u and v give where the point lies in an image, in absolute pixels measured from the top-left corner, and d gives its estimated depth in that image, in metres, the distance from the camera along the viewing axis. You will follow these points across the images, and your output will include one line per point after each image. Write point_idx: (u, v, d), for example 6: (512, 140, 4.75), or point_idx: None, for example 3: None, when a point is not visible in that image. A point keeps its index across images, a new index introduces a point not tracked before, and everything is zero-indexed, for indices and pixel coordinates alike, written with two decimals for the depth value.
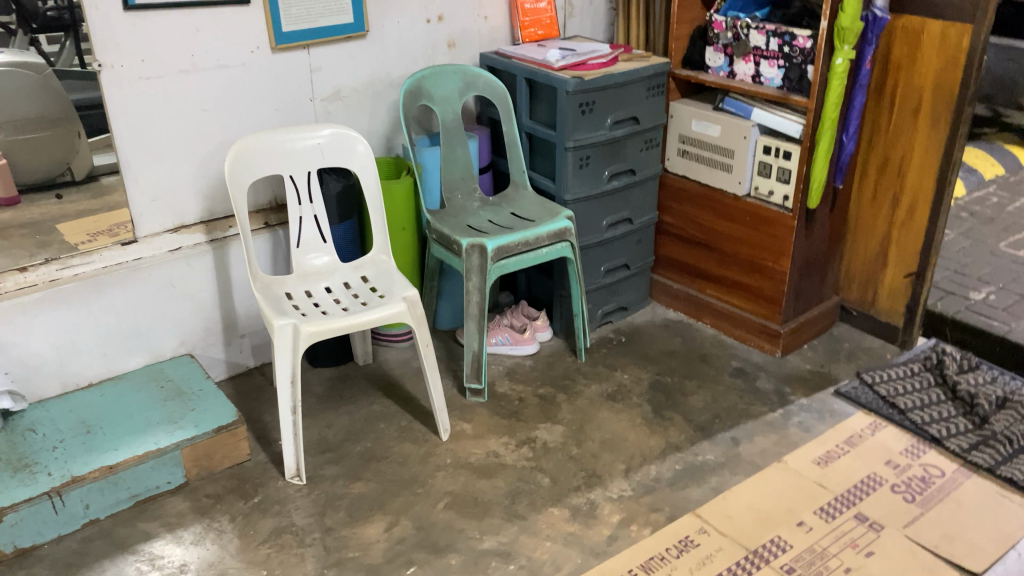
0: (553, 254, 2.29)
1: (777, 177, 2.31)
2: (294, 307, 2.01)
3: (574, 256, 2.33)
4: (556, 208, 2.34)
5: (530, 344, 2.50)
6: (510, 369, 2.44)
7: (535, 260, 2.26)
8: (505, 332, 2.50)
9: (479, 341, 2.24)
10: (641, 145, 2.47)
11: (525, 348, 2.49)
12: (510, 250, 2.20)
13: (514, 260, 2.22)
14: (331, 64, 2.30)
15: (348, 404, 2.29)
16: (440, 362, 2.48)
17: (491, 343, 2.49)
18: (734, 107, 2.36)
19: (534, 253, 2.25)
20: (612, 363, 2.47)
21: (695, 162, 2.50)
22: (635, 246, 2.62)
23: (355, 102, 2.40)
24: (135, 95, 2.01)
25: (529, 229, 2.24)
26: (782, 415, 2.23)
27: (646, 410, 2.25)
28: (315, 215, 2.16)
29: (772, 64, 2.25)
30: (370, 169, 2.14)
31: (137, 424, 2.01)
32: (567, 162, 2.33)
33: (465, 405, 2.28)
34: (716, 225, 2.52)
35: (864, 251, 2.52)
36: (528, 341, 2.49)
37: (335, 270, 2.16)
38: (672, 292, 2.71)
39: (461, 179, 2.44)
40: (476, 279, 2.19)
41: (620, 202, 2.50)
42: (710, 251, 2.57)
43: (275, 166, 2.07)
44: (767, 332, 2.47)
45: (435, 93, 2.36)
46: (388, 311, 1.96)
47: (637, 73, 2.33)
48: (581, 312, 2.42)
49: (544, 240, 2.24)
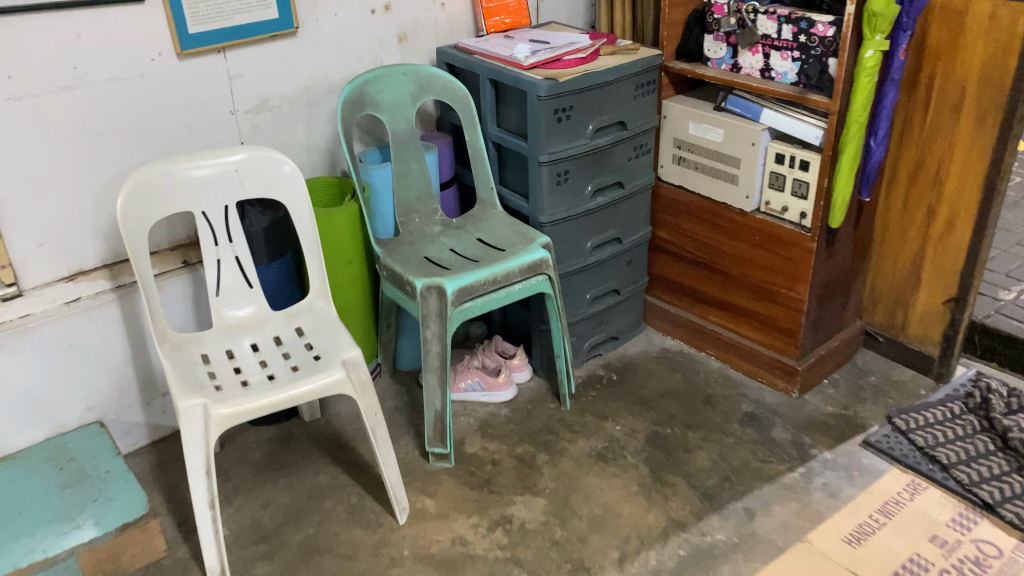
0: (528, 291, 1.91)
1: (792, 191, 1.94)
2: (210, 378, 1.65)
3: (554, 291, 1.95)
4: (530, 233, 1.97)
5: (506, 389, 2.14)
6: (483, 422, 2.08)
7: (505, 299, 1.88)
8: (478, 374, 2.13)
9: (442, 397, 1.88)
10: (630, 152, 2.09)
11: (501, 394, 2.13)
12: (475, 290, 1.82)
13: (481, 302, 1.84)
14: (254, 69, 1.91)
15: (290, 474, 1.94)
16: (400, 414, 2.12)
17: (459, 389, 2.13)
18: (739, 107, 1.98)
19: (504, 291, 1.87)
20: (601, 409, 2.10)
21: (693, 170, 2.12)
22: (625, 268, 2.24)
23: (288, 112, 2.01)
24: (1, 122, 1.63)
25: (496, 263, 1.86)
26: (803, 475, 1.89)
27: (643, 474, 1.90)
28: (236, 256, 1.79)
29: (785, 56, 1.87)
30: (298, 198, 1.77)
31: (24, 524, 1.64)
32: (542, 179, 1.95)
33: (427, 472, 1.92)
34: (720, 243, 2.14)
35: (892, 269, 2.16)
36: (504, 383, 2.13)
37: (263, 323, 1.80)
38: (670, 318, 2.35)
39: (417, 199, 2.06)
40: (434, 328, 1.82)
41: (606, 221, 2.12)
42: (712, 273, 2.20)
43: (182, 202, 1.69)
44: (781, 368, 2.12)
45: (381, 99, 1.97)
46: (321, 382, 1.61)
47: (621, 69, 1.94)
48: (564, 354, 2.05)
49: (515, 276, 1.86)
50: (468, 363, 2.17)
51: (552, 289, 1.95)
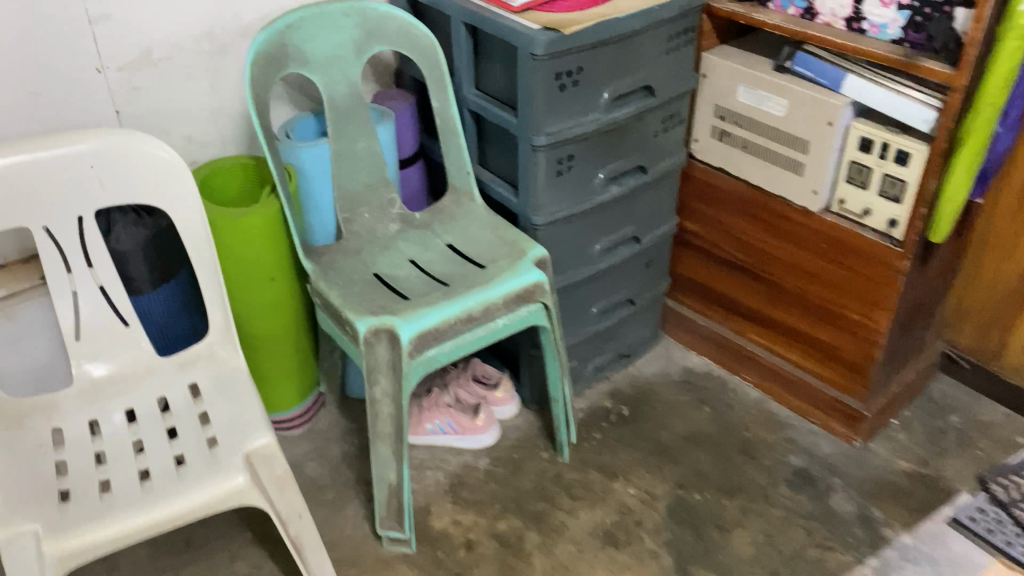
0: (514, 328, 1.39)
1: (879, 190, 1.41)
2: (58, 475, 1.15)
3: (549, 325, 1.43)
4: (519, 243, 1.44)
5: (489, 433, 1.66)
6: (455, 481, 1.60)
7: (484, 341, 1.36)
8: (452, 413, 1.64)
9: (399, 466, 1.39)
10: (655, 125, 1.54)
11: (482, 440, 1.65)
12: (440, 335, 1.30)
13: (449, 348, 1.32)
14: (128, 7, 1.33)
15: (197, 561, 1.46)
16: (348, 464, 1.64)
17: (424, 432, 1.64)
18: (811, 68, 1.43)
19: (481, 331, 1.35)
20: (609, 462, 1.62)
21: (739, 150, 1.58)
22: (642, 273, 1.72)
23: (183, 67, 1.44)
24: None
25: (470, 293, 1.33)
26: (876, 570, 1.43)
27: (666, 568, 1.43)
28: (102, 286, 1.26)
29: (887, 2, 1.31)
30: (190, 203, 1.24)
31: None
32: (536, 168, 1.42)
33: (379, 561, 1.45)
34: (770, 246, 1.63)
35: (992, 282, 1.65)
36: (486, 426, 1.65)
37: (143, 379, 1.29)
38: (696, 330, 1.85)
39: (366, 189, 1.52)
40: (385, 383, 1.31)
41: (622, 217, 1.59)
42: (756, 282, 1.69)
43: (9, 217, 1.16)
44: (843, 411, 1.64)
45: (312, 53, 1.40)
46: (213, 491, 1.12)
47: (648, 14, 1.38)
48: (561, 398, 1.55)
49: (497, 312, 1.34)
50: (435, 398, 1.67)
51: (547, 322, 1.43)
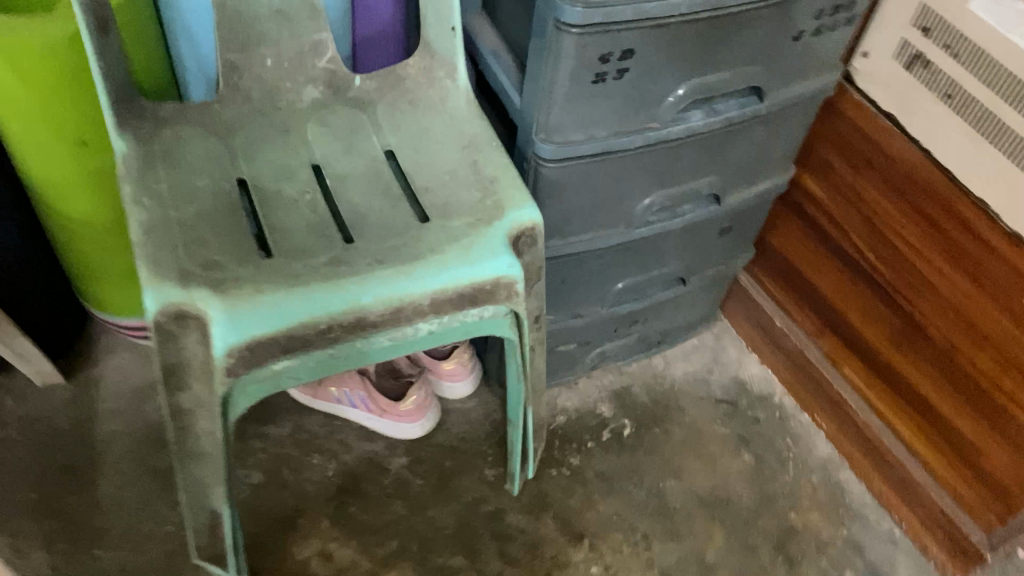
0: (448, 338, 0.80)
1: None
2: None
3: (515, 337, 0.84)
4: (497, 189, 0.81)
5: (420, 423, 1.11)
6: (348, 485, 1.08)
7: (387, 354, 0.78)
8: (367, 386, 1.09)
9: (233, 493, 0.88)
10: (804, 19, 0.84)
11: (409, 429, 1.11)
12: (297, 344, 0.72)
13: (318, 362, 0.75)
14: None
15: None
16: None
17: (330, 399, 1.12)
18: None
19: (382, 341, 0.77)
20: (576, 513, 1.08)
21: (937, 101, 0.88)
22: (710, 242, 1.09)
23: None
24: None
25: (373, 280, 0.73)
26: None
27: None
28: None
29: None
30: None
31: None
32: (556, 61, 0.76)
33: None
34: (929, 266, 0.97)
35: None
36: (416, 412, 1.11)
37: None
38: (771, 329, 1.23)
39: (274, 25, 0.87)
40: (195, 392, 0.74)
41: (700, 162, 0.94)
42: (886, 305, 1.05)
43: None
44: (952, 535, 1.05)
45: None
46: None
47: None
48: (519, 424, 0.99)
49: (416, 319, 0.75)
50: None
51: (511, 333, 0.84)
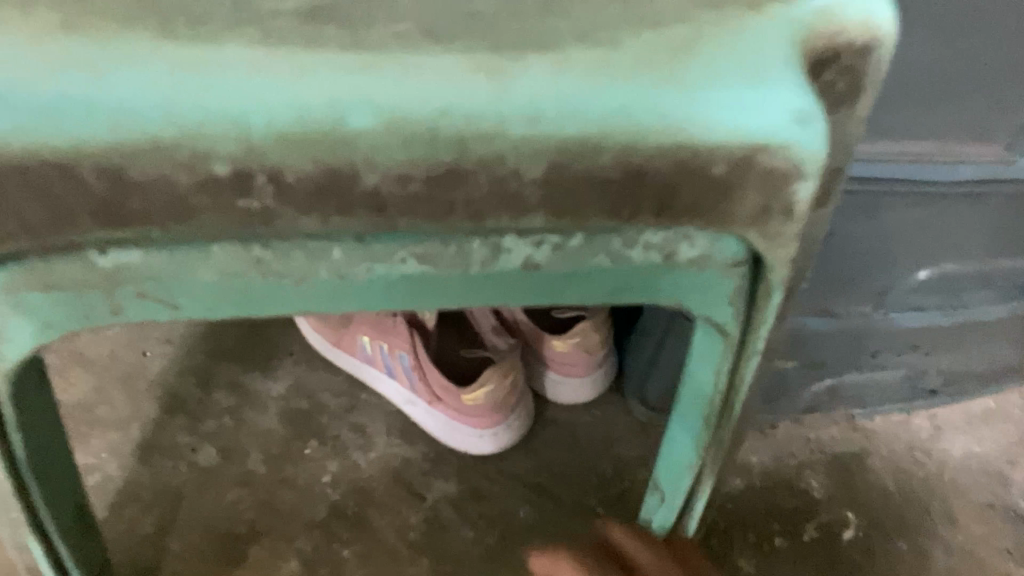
0: (568, 299, 0.32)
1: None
2: None
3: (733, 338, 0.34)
4: None
5: (490, 435, 0.63)
6: (349, 511, 0.61)
7: (404, 303, 0.31)
8: (418, 348, 0.62)
9: (78, 506, 0.42)
10: None
11: (471, 440, 0.64)
12: (132, 213, 0.25)
13: (219, 278, 0.28)
14: None
15: None
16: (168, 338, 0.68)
17: (360, 350, 0.66)
18: None
19: (396, 264, 0.29)
20: None
21: None
22: None
23: None
24: None
25: (389, 77, 0.25)
26: None
27: None
28: None
29: None
30: None
31: None
32: None
33: None
34: None
35: None
36: (490, 415, 0.62)
37: None
38: None
39: None
40: None
41: None
42: None
43: None
44: None
45: None
46: None
47: None
48: (675, 504, 0.47)
49: (497, 218, 0.27)
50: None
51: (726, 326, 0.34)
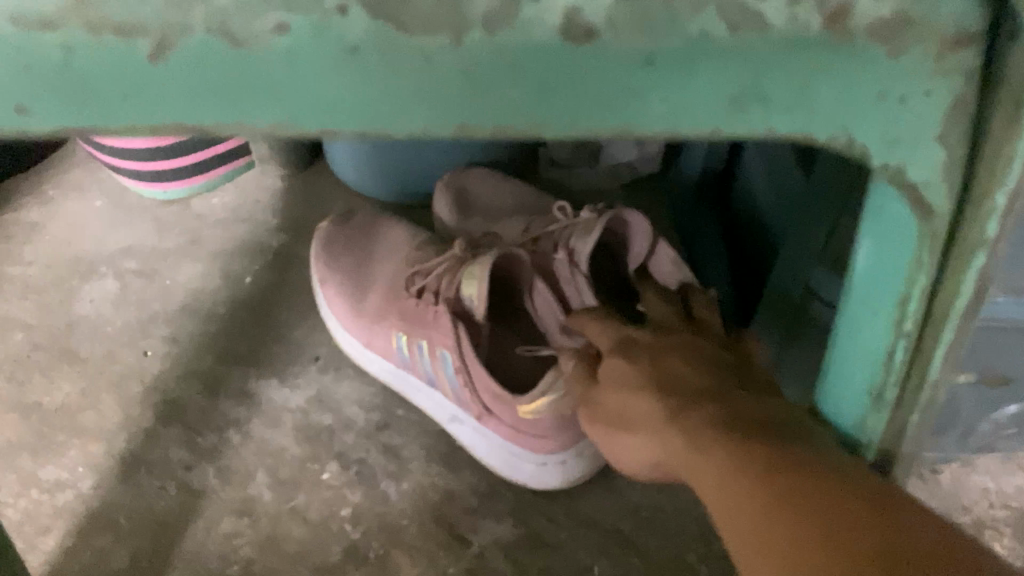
0: (642, 115, 0.18)
1: None
2: None
3: (941, 231, 0.20)
4: None
5: (556, 463, 0.48)
6: (372, 554, 0.47)
7: (342, 105, 0.17)
8: (463, 343, 0.47)
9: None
10: None
11: (531, 470, 0.49)
12: None
13: (26, 34, 0.16)
14: None
15: None
16: (173, 338, 0.57)
17: (395, 345, 0.52)
18: None
19: (330, 18, 0.16)
20: None
21: None
22: None
23: None
24: None
25: None
26: None
27: None
28: None
29: None
30: None
31: None
32: None
33: None
34: None
35: None
36: (556, 437, 0.47)
37: None
38: None
39: None
40: None
41: None
42: None
43: None
44: None
45: None
46: None
47: None
48: None
49: None
50: (442, 272, 0.50)
51: (925, 195, 0.20)
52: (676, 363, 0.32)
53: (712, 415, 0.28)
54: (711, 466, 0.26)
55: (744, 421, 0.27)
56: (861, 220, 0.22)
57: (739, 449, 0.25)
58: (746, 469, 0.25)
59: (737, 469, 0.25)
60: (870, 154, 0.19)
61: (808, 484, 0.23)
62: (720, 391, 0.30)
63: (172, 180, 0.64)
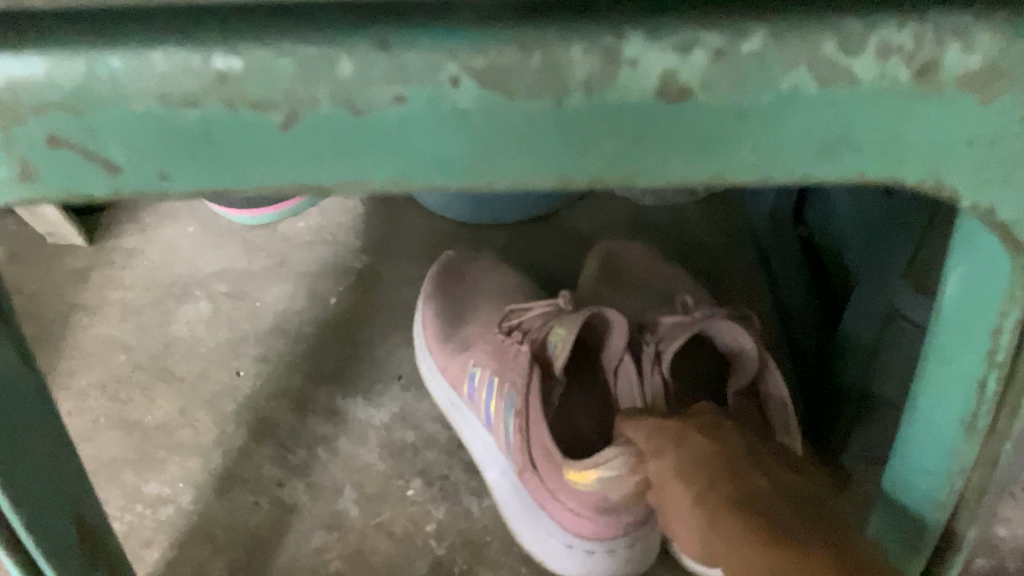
0: (731, 163, 0.19)
1: None
2: None
3: None
4: None
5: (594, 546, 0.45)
6: (456, 568, 0.49)
7: (450, 162, 0.19)
8: (532, 384, 0.45)
9: (76, 521, 0.32)
10: None
11: (567, 547, 0.46)
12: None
13: (175, 111, 0.18)
14: None
15: None
16: (263, 358, 0.60)
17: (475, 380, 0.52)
18: None
19: (442, 87, 0.17)
20: None
21: None
22: None
23: None
24: None
25: None
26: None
27: None
28: None
29: None
30: None
31: None
32: None
33: None
34: None
35: None
36: (602, 517, 0.43)
37: None
38: None
39: None
40: None
41: None
42: None
43: None
44: None
45: None
46: None
47: None
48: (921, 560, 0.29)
49: None
50: (540, 315, 0.50)
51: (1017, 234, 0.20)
52: (694, 446, 0.35)
53: (731, 497, 0.32)
54: (730, 557, 0.30)
55: (758, 509, 0.31)
56: (952, 247, 0.23)
57: (738, 550, 0.29)
58: (756, 549, 0.29)
59: (750, 561, 0.29)
60: (960, 197, 0.19)
61: (784, 562, 0.28)
62: (741, 475, 0.33)
63: (261, 207, 0.68)
